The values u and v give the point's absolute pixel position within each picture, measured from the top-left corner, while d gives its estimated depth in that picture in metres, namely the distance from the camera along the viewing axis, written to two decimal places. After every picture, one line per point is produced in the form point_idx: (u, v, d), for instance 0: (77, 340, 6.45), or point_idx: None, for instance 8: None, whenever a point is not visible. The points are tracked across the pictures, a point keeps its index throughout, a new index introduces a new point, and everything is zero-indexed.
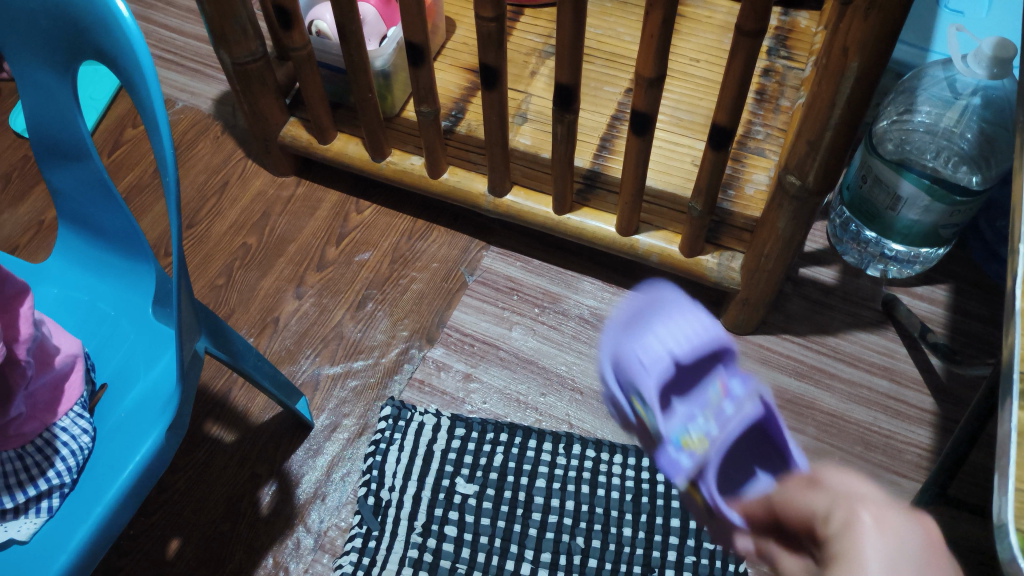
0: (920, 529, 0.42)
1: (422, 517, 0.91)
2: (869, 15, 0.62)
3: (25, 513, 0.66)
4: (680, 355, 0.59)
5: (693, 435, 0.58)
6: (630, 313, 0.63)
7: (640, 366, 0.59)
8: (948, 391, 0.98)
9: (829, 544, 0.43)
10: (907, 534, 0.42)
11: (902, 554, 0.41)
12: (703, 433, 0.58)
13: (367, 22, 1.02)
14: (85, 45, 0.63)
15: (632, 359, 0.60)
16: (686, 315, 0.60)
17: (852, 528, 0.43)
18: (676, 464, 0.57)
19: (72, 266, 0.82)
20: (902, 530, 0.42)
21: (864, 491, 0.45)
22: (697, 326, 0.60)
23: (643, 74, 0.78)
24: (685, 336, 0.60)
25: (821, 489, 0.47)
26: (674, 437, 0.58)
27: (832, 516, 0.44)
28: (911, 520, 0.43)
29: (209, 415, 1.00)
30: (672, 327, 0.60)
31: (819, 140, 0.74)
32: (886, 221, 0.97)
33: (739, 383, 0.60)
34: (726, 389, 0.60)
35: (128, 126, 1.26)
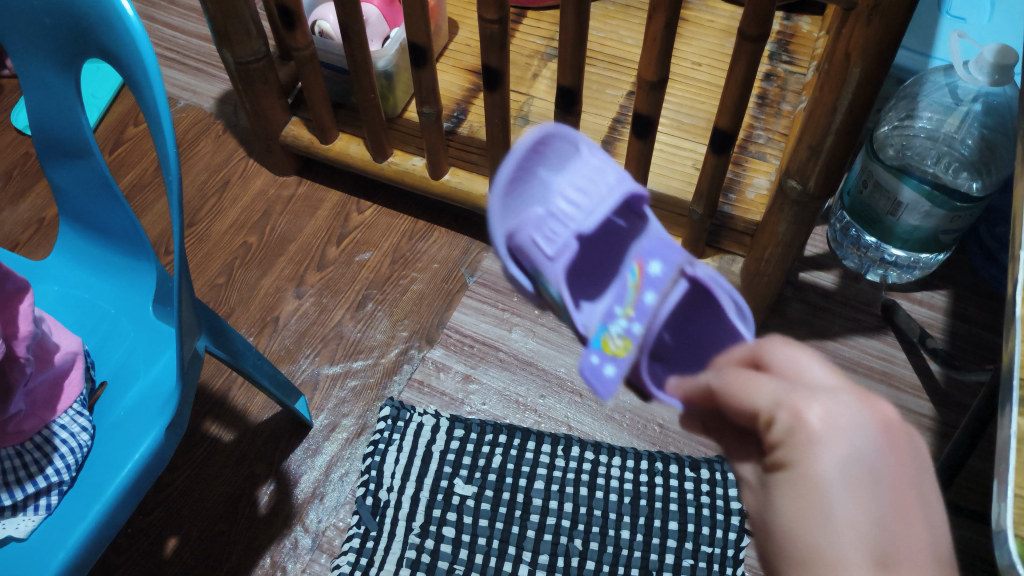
0: (875, 422, 0.41)
1: (420, 518, 0.91)
2: (871, 21, 0.62)
3: (23, 511, 0.66)
4: (585, 230, 0.58)
5: (615, 330, 0.58)
6: (524, 184, 0.59)
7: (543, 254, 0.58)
8: (947, 397, 0.98)
9: (775, 446, 0.43)
10: (859, 432, 0.41)
11: (856, 454, 0.40)
12: (625, 330, 0.58)
13: (370, 22, 1.03)
14: (89, 43, 0.63)
15: (534, 245, 0.58)
16: (585, 181, 0.59)
17: (799, 433, 0.42)
18: (601, 375, 0.56)
19: (73, 264, 0.82)
20: (852, 428, 0.41)
21: (809, 386, 0.44)
22: (600, 192, 0.58)
23: (645, 77, 0.78)
24: (589, 209, 0.58)
25: (764, 387, 0.44)
26: (595, 337, 0.58)
27: (778, 418, 0.43)
28: (862, 413, 0.42)
29: (208, 414, 1.00)
30: (575, 196, 0.59)
31: (820, 145, 0.74)
32: (886, 226, 0.98)
33: (659, 261, 0.60)
34: (645, 269, 0.60)
35: (129, 124, 1.26)
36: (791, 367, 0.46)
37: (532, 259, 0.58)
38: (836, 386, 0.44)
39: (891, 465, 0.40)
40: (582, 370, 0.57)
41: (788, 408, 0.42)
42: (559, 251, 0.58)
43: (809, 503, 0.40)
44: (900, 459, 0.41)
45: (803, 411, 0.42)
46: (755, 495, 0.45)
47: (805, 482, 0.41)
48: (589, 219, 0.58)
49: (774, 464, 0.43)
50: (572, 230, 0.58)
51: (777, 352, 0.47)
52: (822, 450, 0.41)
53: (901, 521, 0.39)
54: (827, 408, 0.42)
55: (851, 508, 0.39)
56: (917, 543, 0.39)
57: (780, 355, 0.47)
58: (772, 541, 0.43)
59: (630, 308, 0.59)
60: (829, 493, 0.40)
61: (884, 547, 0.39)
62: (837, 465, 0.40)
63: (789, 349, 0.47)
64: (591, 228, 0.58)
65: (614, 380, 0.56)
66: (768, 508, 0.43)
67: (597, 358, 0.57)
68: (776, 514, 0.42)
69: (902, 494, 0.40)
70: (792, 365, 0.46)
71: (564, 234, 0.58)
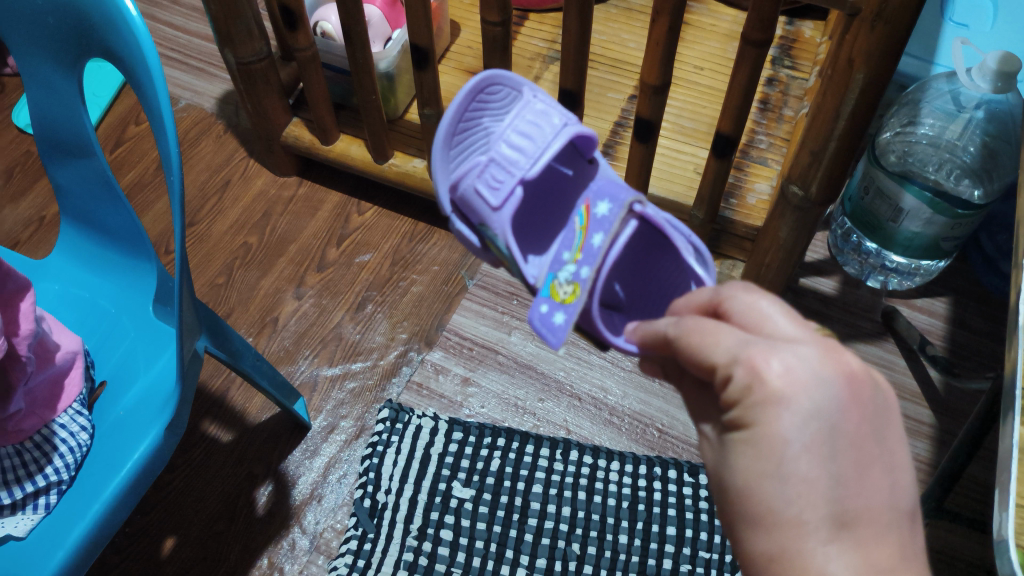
0: (837, 377, 0.41)
1: (417, 520, 0.90)
2: (875, 26, 0.61)
3: (22, 510, 0.65)
4: (527, 177, 0.64)
5: (564, 276, 0.61)
6: (463, 138, 0.66)
7: (488, 203, 0.64)
8: (947, 404, 0.98)
9: (730, 402, 0.43)
10: (821, 390, 0.41)
11: (816, 412, 0.41)
12: (573, 276, 0.60)
13: (372, 23, 1.03)
14: (92, 42, 0.63)
15: (478, 195, 0.64)
16: (528, 129, 0.65)
17: (755, 391, 0.42)
18: (550, 324, 0.60)
19: (73, 263, 0.82)
20: (814, 385, 0.41)
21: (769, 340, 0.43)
22: (540, 138, 0.64)
23: (647, 81, 0.78)
24: (531, 156, 0.65)
25: (718, 344, 0.44)
26: (546, 288, 0.62)
27: (734, 374, 0.43)
28: (825, 368, 0.41)
29: (206, 415, 1.00)
30: (516, 143, 0.65)
31: (823, 150, 0.74)
32: (887, 233, 0.97)
33: (606, 203, 0.62)
34: (594, 211, 0.63)
35: (131, 124, 1.26)
36: (750, 317, 0.46)
37: (478, 207, 0.64)
38: (798, 338, 0.44)
39: (852, 419, 0.41)
40: (533, 320, 0.60)
41: (745, 364, 0.42)
42: (502, 198, 0.63)
43: (765, 464, 0.42)
44: (863, 415, 0.41)
45: (761, 368, 0.42)
46: (713, 450, 0.47)
47: (763, 444, 0.42)
48: (527, 164, 0.64)
49: (729, 419, 0.44)
50: (512, 176, 0.64)
51: (737, 302, 0.47)
52: (780, 413, 0.41)
53: (860, 479, 0.40)
54: (786, 363, 0.41)
55: (808, 468, 0.40)
56: (876, 498, 0.41)
57: (740, 304, 0.47)
58: (729, 494, 0.45)
59: (578, 253, 0.62)
60: (785, 453, 0.41)
61: (842, 506, 0.40)
62: (797, 426, 0.41)
63: (749, 297, 0.46)
64: (530, 173, 0.64)
65: (561, 327, 0.59)
66: (725, 462, 0.45)
67: (546, 307, 0.61)
68: (733, 470, 0.44)
69: (861, 449, 0.41)
70: (753, 315, 0.46)
71: (506, 180, 0.64)
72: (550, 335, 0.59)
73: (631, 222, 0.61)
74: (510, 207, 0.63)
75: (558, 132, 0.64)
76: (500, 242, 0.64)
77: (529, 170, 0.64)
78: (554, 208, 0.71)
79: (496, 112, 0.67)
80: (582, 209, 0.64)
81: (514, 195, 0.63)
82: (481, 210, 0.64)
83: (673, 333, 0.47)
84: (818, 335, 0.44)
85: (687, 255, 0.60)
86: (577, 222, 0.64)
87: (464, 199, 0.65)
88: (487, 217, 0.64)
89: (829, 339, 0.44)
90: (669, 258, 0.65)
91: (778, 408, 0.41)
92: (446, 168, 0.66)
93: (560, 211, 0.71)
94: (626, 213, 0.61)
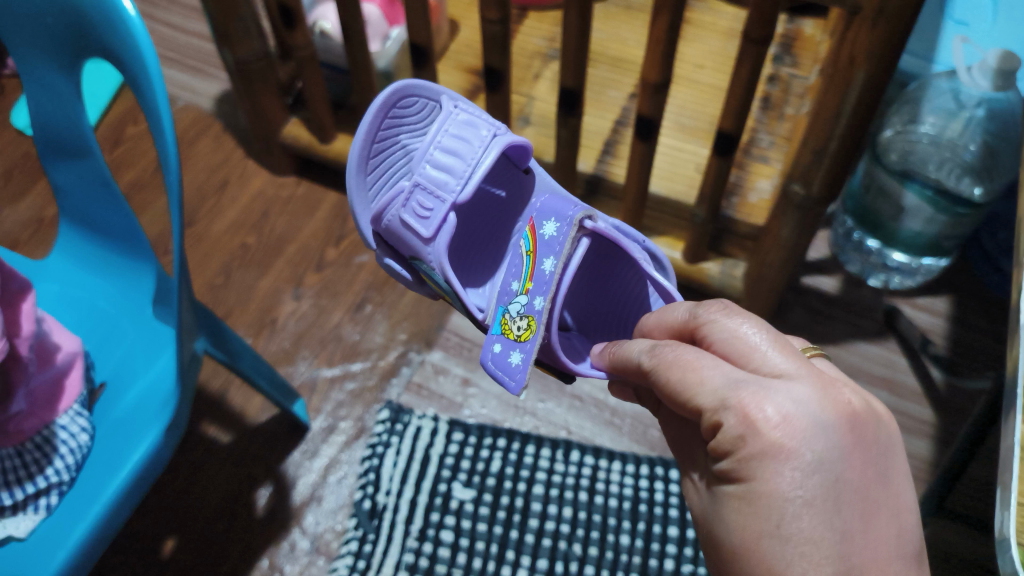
0: (834, 421, 0.44)
1: (418, 522, 0.90)
2: (876, 25, 0.61)
3: (23, 510, 0.64)
4: (459, 199, 0.67)
5: (515, 311, 0.62)
6: (383, 161, 0.70)
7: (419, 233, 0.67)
8: (947, 404, 0.98)
9: (721, 451, 0.45)
10: (818, 437, 0.44)
11: (814, 463, 0.43)
12: (525, 308, 0.61)
13: (370, 21, 1.01)
14: (91, 42, 0.62)
15: (409, 222, 0.67)
16: (453, 147, 0.67)
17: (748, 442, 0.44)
18: (507, 365, 0.61)
19: (72, 263, 0.81)
20: (812, 433, 0.44)
21: (759, 379, 0.46)
22: (464, 156, 0.67)
23: (648, 78, 0.77)
24: (461, 176, 0.67)
25: (705, 386, 0.46)
26: (498, 323, 0.63)
27: (724, 421, 0.45)
28: (824, 411, 0.44)
29: (205, 416, 0.99)
30: (443, 163, 0.67)
31: (824, 149, 0.73)
32: (889, 231, 1.00)
33: (552, 223, 0.62)
34: (540, 232, 0.63)
35: (129, 124, 1.25)
36: (734, 348, 0.48)
37: (412, 237, 0.67)
38: (789, 374, 0.46)
39: (851, 465, 0.44)
40: (487, 360, 0.62)
41: (736, 411, 0.44)
42: (433, 225, 0.66)
43: (759, 519, 0.43)
44: (865, 457, 0.44)
45: (751, 416, 0.44)
46: (703, 498, 0.49)
47: (759, 500, 0.44)
48: (456, 184, 0.67)
49: (718, 467, 0.46)
50: (443, 202, 0.66)
51: (720, 330, 0.49)
52: (777, 466, 0.43)
53: (866, 529, 0.43)
54: (778, 412, 0.44)
55: (810, 524, 0.42)
56: (881, 549, 0.43)
57: (723, 333, 0.49)
58: (721, 547, 0.46)
59: (528, 282, 0.62)
60: (783, 509, 0.43)
61: (847, 562, 0.41)
62: (798, 481, 0.43)
63: (732, 325, 0.49)
64: (461, 195, 0.66)
65: (519, 369, 0.60)
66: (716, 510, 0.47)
67: (500, 347, 0.62)
68: (725, 523, 0.46)
69: (861, 499, 0.43)
70: (738, 345, 0.48)
71: (435, 207, 0.66)
72: (509, 378, 0.61)
73: (583, 241, 0.62)
74: (443, 236, 0.66)
75: (487, 145, 0.67)
76: (439, 271, 0.66)
77: (460, 194, 0.66)
78: (492, 228, 0.74)
79: (413, 131, 0.71)
80: (527, 230, 0.64)
81: (445, 223, 0.66)
82: (415, 241, 0.67)
83: (648, 368, 0.49)
84: (806, 365, 0.47)
85: (647, 266, 0.62)
86: (521, 244, 0.64)
87: (395, 227, 0.68)
88: (421, 247, 0.67)
89: (819, 373, 0.46)
90: (624, 264, 0.67)
91: (773, 460, 0.43)
92: (368, 194, 0.70)
93: (497, 231, 0.73)
94: (576, 231, 0.61)
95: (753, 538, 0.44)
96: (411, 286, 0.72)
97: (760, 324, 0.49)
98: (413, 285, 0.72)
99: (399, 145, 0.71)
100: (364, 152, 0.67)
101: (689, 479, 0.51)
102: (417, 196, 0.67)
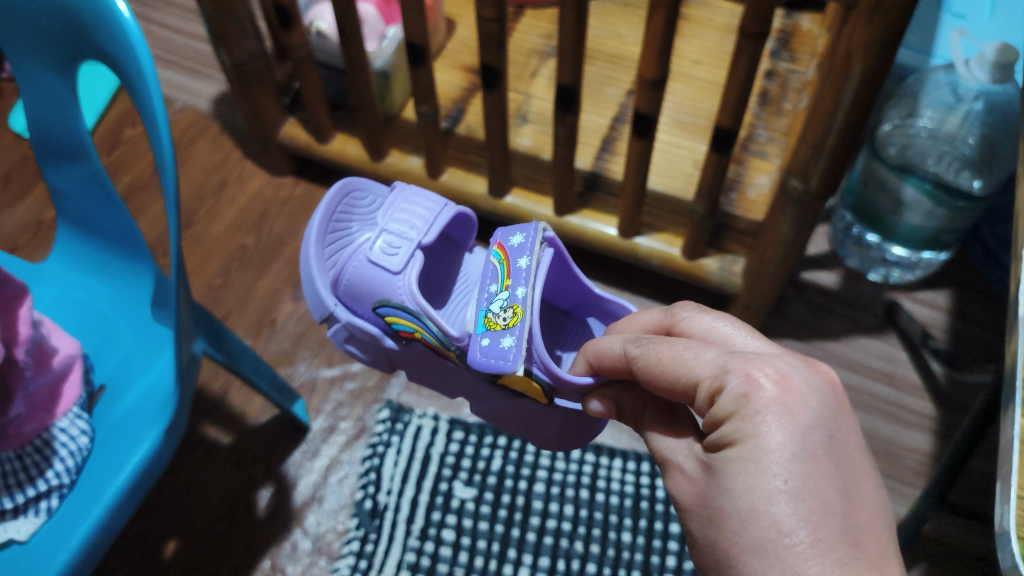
0: (823, 383, 0.47)
1: (420, 521, 0.90)
2: (872, 19, 0.61)
3: (24, 514, 0.64)
4: (423, 241, 0.70)
5: (498, 306, 0.61)
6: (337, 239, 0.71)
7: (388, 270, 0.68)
8: (948, 397, 0.98)
9: (722, 414, 0.47)
10: (811, 396, 0.46)
11: (812, 421, 0.45)
12: (509, 300, 0.61)
13: (366, 20, 1.00)
14: (86, 45, 0.62)
15: (378, 262, 0.69)
16: (409, 206, 0.72)
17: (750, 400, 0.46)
18: (498, 351, 0.59)
19: (70, 267, 0.81)
20: (806, 392, 0.46)
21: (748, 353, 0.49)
22: (421, 211, 0.72)
23: (645, 74, 0.77)
24: (422, 224, 0.71)
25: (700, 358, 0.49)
26: (482, 323, 0.62)
27: (726, 384, 0.47)
28: (813, 377, 0.48)
29: (205, 417, 0.99)
30: (402, 220, 0.71)
31: (822, 144, 0.73)
32: (887, 226, 0.99)
33: (518, 234, 0.64)
34: (508, 244, 0.64)
35: (127, 126, 1.25)
36: (712, 336, 0.54)
37: (379, 276, 0.69)
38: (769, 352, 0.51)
39: (840, 427, 0.46)
40: (479, 358, 0.60)
41: (738, 372, 0.47)
42: (401, 262, 0.68)
43: (765, 478, 0.44)
44: (849, 425, 0.47)
45: (751, 376, 0.47)
46: (697, 485, 0.48)
47: (763, 457, 0.44)
48: (418, 231, 0.71)
49: (715, 438, 0.47)
50: (408, 242, 0.70)
51: (698, 323, 0.55)
52: (779, 419, 0.45)
53: (858, 493, 0.44)
54: (773, 373, 0.47)
55: (812, 478, 0.43)
56: (872, 513, 0.44)
57: (701, 326, 0.54)
58: (717, 522, 0.45)
59: (505, 280, 0.63)
60: (788, 465, 0.44)
61: (850, 520, 0.42)
62: (797, 437, 0.45)
63: (707, 320, 0.55)
64: (426, 237, 0.70)
65: (512, 350, 0.58)
66: (712, 483, 0.46)
67: (488, 340, 0.60)
68: (724, 491, 0.45)
69: (853, 463, 0.45)
70: (715, 336, 0.54)
71: (401, 246, 0.70)
72: (504, 360, 0.58)
73: (547, 249, 0.64)
74: (413, 265, 0.69)
75: (442, 203, 0.72)
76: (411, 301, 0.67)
77: (422, 236, 0.70)
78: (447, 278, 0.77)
79: (365, 219, 0.73)
80: (495, 246, 0.66)
81: (412, 259, 0.69)
82: (382, 276, 0.68)
83: (637, 357, 0.52)
84: (780, 349, 0.52)
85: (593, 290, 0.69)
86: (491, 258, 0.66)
87: (360, 271, 0.70)
88: (389, 281, 0.68)
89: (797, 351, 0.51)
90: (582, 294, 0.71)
91: (775, 415, 0.45)
92: (326, 265, 0.70)
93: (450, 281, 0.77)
94: (542, 240, 0.64)
95: (758, 498, 0.43)
96: (374, 342, 0.71)
97: (731, 318, 0.55)
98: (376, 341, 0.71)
99: (351, 231, 0.72)
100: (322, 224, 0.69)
101: (676, 468, 0.50)
102: (380, 244, 0.70)
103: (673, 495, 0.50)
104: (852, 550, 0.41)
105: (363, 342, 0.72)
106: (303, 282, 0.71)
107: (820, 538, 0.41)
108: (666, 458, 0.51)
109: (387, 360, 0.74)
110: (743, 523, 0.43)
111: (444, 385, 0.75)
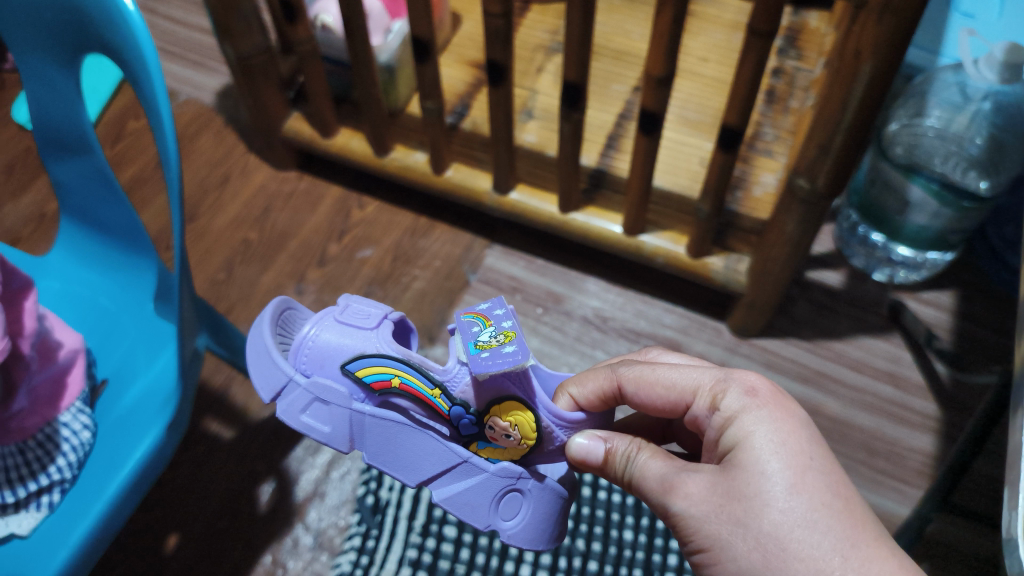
0: None
1: (422, 517, 0.89)
2: (882, 18, 0.60)
3: (25, 508, 0.64)
4: (392, 314, 0.64)
5: (488, 336, 0.59)
6: (287, 332, 0.64)
7: (356, 334, 0.61)
8: (954, 398, 0.97)
9: (734, 413, 0.53)
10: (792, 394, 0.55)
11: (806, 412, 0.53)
12: (497, 331, 0.59)
13: (371, 14, 1.00)
14: (91, 38, 0.61)
15: (348, 324, 0.62)
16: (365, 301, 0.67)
17: (759, 398, 0.53)
18: (503, 355, 0.57)
19: (74, 261, 0.81)
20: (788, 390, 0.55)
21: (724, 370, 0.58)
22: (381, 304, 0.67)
23: (652, 72, 0.76)
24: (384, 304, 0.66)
25: (692, 372, 0.57)
26: (473, 347, 0.58)
27: (730, 388, 0.54)
28: None
29: (208, 412, 0.99)
30: (363, 302, 0.65)
31: (829, 143, 0.72)
32: (894, 225, 0.99)
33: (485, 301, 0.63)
34: (480, 308, 0.62)
35: (130, 119, 1.25)
36: None
37: (345, 339, 0.61)
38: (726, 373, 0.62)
39: None
40: (485, 366, 0.56)
41: (736, 379, 0.55)
42: (373, 321, 0.62)
43: (792, 463, 0.49)
44: None
45: (748, 378, 0.55)
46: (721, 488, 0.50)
47: (787, 444, 0.50)
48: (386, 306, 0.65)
49: (730, 437, 0.52)
50: (377, 311, 0.64)
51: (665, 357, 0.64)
52: (786, 413, 0.52)
53: None
54: (761, 374, 0.55)
55: (829, 459, 0.50)
56: None
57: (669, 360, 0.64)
58: (754, 509, 0.48)
59: (486, 322, 0.60)
60: (808, 450, 0.50)
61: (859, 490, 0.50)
62: (804, 426, 0.52)
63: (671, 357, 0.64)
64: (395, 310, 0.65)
65: (518, 349, 0.57)
66: (738, 476, 0.50)
67: (487, 354, 0.57)
68: (756, 479, 0.49)
69: None
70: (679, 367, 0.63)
71: (371, 313, 0.63)
72: (513, 356, 0.56)
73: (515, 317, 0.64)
74: (385, 327, 0.62)
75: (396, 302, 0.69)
76: (389, 351, 0.60)
77: (391, 308, 0.65)
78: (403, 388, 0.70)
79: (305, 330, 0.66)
80: (461, 314, 0.62)
81: (385, 323, 0.63)
82: (349, 338, 0.61)
83: (629, 375, 0.59)
84: None
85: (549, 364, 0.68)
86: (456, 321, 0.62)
87: (320, 336, 0.62)
88: (364, 338, 0.61)
89: None
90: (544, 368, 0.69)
91: (782, 410, 0.52)
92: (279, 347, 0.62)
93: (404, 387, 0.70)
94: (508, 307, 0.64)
95: (791, 482, 0.49)
96: (339, 406, 0.60)
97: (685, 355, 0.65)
98: (343, 404, 0.60)
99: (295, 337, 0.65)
100: (275, 308, 0.63)
101: (686, 479, 0.52)
102: (347, 312, 0.63)
103: (687, 506, 0.51)
104: (871, 515, 0.49)
105: (326, 410, 0.60)
106: (250, 364, 0.62)
107: (849, 508, 0.48)
108: (669, 478, 0.52)
109: (349, 432, 0.61)
110: (784, 504, 0.48)
111: (407, 464, 0.62)
